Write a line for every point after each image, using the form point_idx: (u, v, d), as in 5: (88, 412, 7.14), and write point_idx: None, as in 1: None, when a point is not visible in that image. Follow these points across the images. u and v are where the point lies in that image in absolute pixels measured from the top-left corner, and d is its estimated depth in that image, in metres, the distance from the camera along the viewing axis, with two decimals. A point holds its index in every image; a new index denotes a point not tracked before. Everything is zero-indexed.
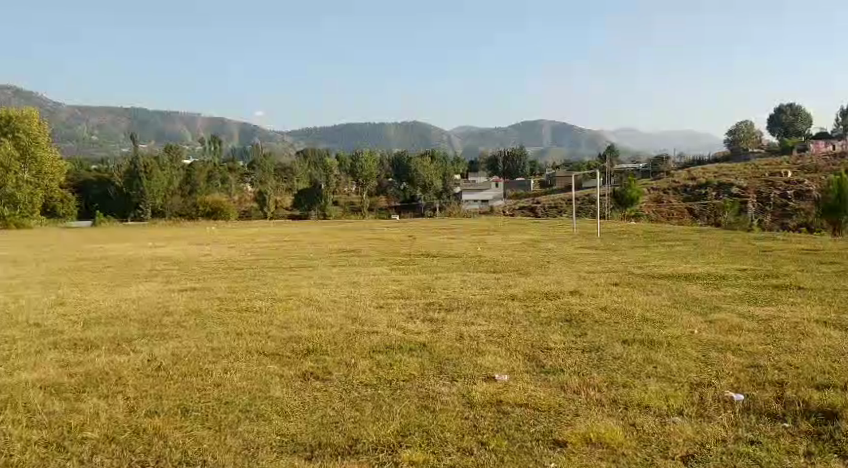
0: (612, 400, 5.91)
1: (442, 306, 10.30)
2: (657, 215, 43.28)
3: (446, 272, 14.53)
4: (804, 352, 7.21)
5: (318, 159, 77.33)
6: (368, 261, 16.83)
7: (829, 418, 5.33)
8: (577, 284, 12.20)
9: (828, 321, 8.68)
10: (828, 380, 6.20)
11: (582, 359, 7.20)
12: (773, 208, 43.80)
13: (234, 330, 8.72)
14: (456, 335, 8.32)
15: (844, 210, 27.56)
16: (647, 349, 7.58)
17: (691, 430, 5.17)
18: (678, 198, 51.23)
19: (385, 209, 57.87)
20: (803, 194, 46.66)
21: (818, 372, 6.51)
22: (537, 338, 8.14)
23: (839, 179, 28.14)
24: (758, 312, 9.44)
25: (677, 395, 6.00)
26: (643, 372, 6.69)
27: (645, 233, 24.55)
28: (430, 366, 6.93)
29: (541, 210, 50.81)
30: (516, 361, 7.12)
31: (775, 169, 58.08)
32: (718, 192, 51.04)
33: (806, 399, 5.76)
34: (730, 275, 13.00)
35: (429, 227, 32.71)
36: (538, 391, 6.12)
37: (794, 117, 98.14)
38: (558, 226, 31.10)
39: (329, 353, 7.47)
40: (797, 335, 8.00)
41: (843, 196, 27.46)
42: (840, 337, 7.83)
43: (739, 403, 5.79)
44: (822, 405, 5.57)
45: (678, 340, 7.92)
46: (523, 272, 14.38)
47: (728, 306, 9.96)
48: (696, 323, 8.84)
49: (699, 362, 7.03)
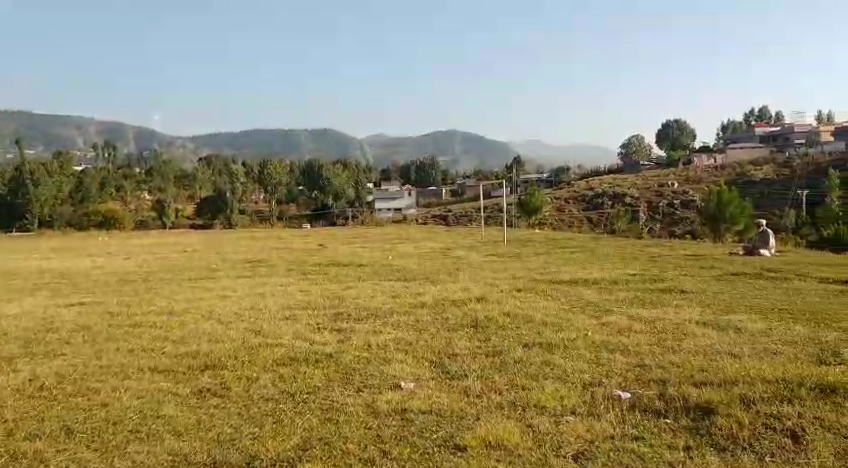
0: (511, 403, 6.10)
1: (349, 316, 10.24)
2: (559, 223, 45.05)
3: (355, 281, 14.51)
4: (686, 352, 7.72)
5: (223, 167, 74.89)
6: (275, 272, 16.53)
7: (706, 414, 5.74)
8: (483, 291, 12.50)
9: (709, 322, 9.34)
10: (706, 378, 6.69)
11: (485, 363, 7.40)
12: (663, 217, 46.70)
13: (125, 347, 8.29)
14: (363, 344, 8.32)
15: (722, 218, 29.85)
16: (545, 352, 7.87)
17: (582, 428, 5.43)
18: (579, 207, 53.52)
19: (295, 218, 56.83)
20: (688, 204, 50.09)
21: (698, 370, 7.00)
22: (443, 345, 8.29)
23: (720, 191, 30.50)
24: (646, 314, 10.04)
25: (571, 395, 6.28)
26: (541, 374, 6.97)
27: (548, 241, 25.57)
28: (335, 377, 6.90)
29: (451, 218, 51.63)
30: (422, 369, 7.21)
31: (664, 180, 61.95)
32: (613, 202, 53.78)
33: (688, 396, 6.17)
34: (621, 279, 13.76)
35: (338, 235, 32.47)
36: (442, 398, 6.22)
37: (678, 132, 105.61)
38: (467, 234, 31.77)
39: (228, 367, 7.27)
40: (679, 335, 8.58)
41: (723, 206, 29.78)
42: (718, 336, 8.45)
43: (626, 400, 6.14)
44: (701, 401, 5.99)
45: (575, 343, 8.28)
46: (431, 279, 14.60)
47: (619, 309, 10.53)
48: (590, 326, 9.29)
49: (592, 362, 7.39)
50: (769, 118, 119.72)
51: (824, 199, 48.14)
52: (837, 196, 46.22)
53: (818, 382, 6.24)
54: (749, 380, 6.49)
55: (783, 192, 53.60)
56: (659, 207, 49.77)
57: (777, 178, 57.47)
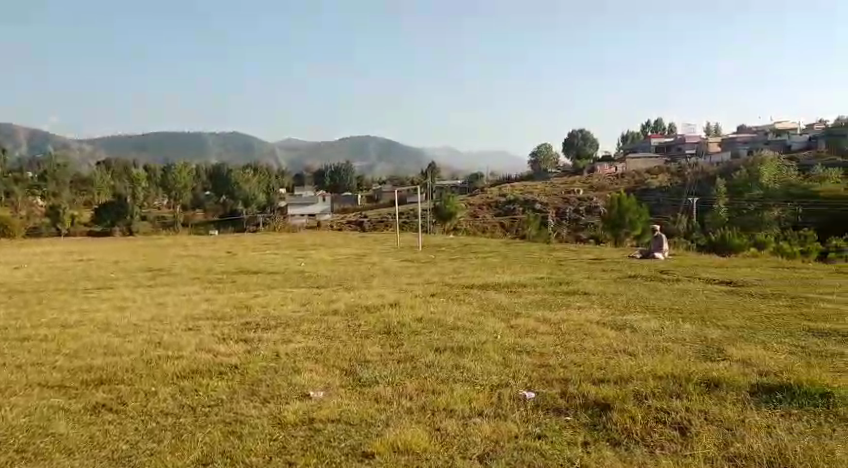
0: (422, 407, 6.16)
1: (257, 326, 10.00)
2: (473, 229, 45.87)
3: (266, 289, 14.18)
4: (588, 351, 8.07)
5: (124, 170, 71.44)
6: (181, 281, 15.88)
7: (604, 410, 6.03)
8: (396, 297, 12.54)
9: (610, 322, 9.79)
10: (605, 375, 7.02)
11: (395, 369, 7.43)
12: (570, 223, 48.56)
13: (10, 363, 7.71)
14: (271, 353, 8.17)
15: (623, 224, 31.40)
16: (456, 356, 8.00)
17: (489, 429, 5.57)
18: (491, 213, 54.71)
19: (202, 224, 54.92)
20: (593, 210, 52.37)
21: (597, 368, 7.33)
22: (354, 352, 8.26)
23: (620, 198, 32.06)
24: (552, 316, 10.40)
25: (479, 397, 6.42)
26: (451, 377, 7.09)
27: (461, 246, 26.04)
28: (241, 388, 6.75)
29: (367, 224, 51.45)
30: (332, 377, 7.17)
31: (570, 187, 64.47)
32: (523, 208, 55.39)
33: (587, 393, 6.44)
34: (529, 283, 14.19)
35: (250, 242, 31.67)
36: (351, 405, 6.21)
37: (583, 141, 110.11)
38: (381, 240, 31.77)
39: (127, 382, 6.95)
40: (581, 335, 8.96)
41: (623, 212, 31.31)
42: (617, 336, 8.88)
43: (530, 400, 6.35)
44: (599, 398, 6.27)
45: (485, 346, 8.45)
46: (344, 286, 14.49)
47: (526, 311, 10.84)
48: (500, 329, 9.52)
49: (500, 364, 7.58)
50: (664, 129, 127.22)
51: (713, 206, 51.59)
52: (725, 202, 49.66)
53: (704, 377, 6.68)
54: (643, 377, 6.86)
55: (678, 199, 57.03)
56: (567, 213, 51.66)
57: (672, 186, 61.09)
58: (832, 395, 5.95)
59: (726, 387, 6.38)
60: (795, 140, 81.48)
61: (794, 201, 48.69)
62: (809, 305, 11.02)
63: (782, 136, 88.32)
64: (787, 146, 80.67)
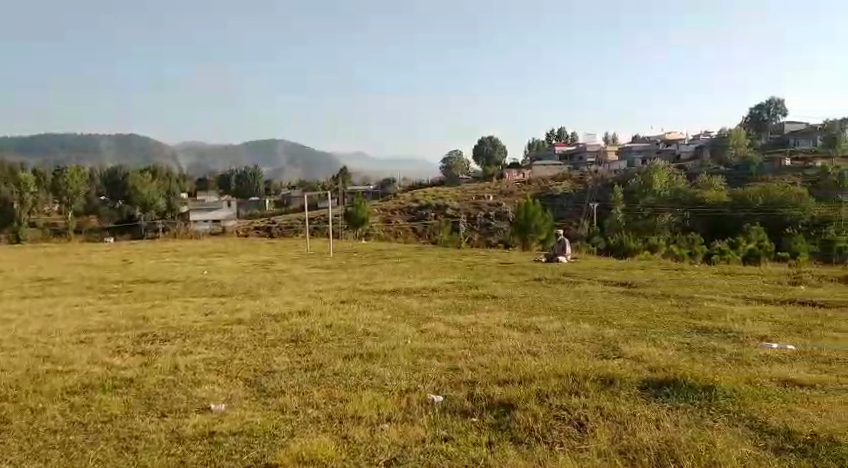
0: (329, 416, 6.10)
1: (156, 337, 9.58)
2: (385, 234, 45.96)
3: (166, 298, 13.60)
4: (494, 353, 8.28)
5: (9, 173, 66.57)
6: (72, 291, 14.97)
7: (509, 410, 6.18)
8: (305, 304, 12.37)
9: (516, 325, 10.09)
10: (510, 376, 7.21)
11: (302, 378, 7.32)
12: (480, 228, 49.63)
13: None
14: (171, 366, 7.85)
15: (530, 228, 32.42)
16: (364, 362, 7.99)
17: (396, 434, 5.60)
18: (404, 218, 55.01)
19: (97, 230, 52.01)
20: (502, 216, 53.79)
21: (503, 369, 7.53)
22: (259, 362, 8.07)
23: (527, 204, 33.08)
24: (461, 320, 10.59)
25: (387, 402, 6.44)
26: (358, 384, 7.07)
27: (373, 251, 26.04)
28: (138, 403, 6.44)
29: (276, 230, 50.50)
30: (236, 388, 6.98)
31: (481, 193, 65.88)
32: (435, 213, 56.08)
33: (492, 395, 6.58)
34: (440, 287, 14.37)
35: (150, 250, 30.30)
36: (255, 417, 6.05)
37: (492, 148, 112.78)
38: (292, 246, 31.23)
39: (9, 399, 6.48)
40: (489, 338, 9.17)
41: (530, 217, 32.33)
42: (522, 338, 9.16)
43: (437, 403, 6.42)
44: (504, 399, 6.42)
45: (393, 351, 8.49)
46: (250, 294, 14.15)
47: (436, 316, 10.98)
48: (410, 333, 9.59)
49: (407, 369, 7.64)
50: (567, 138, 132.43)
51: (612, 211, 54.24)
52: (623, 208, 52.33)
53: (600, 375, 7.00)
54: (545, 376, 7.10)
55: (581, 204, 59.51)
56: (478, 219, 52.74)
57: (575, 192, 63.75)
58: (713, 387, 6.39)
59: (619, 384, 6.72)
60: (683, 150, 87.07)
61: (684, 208, 52.01)
62: (695, 304, 11.81)
63: (672, 146, 94.12)
64: (677, 155, 86.04)
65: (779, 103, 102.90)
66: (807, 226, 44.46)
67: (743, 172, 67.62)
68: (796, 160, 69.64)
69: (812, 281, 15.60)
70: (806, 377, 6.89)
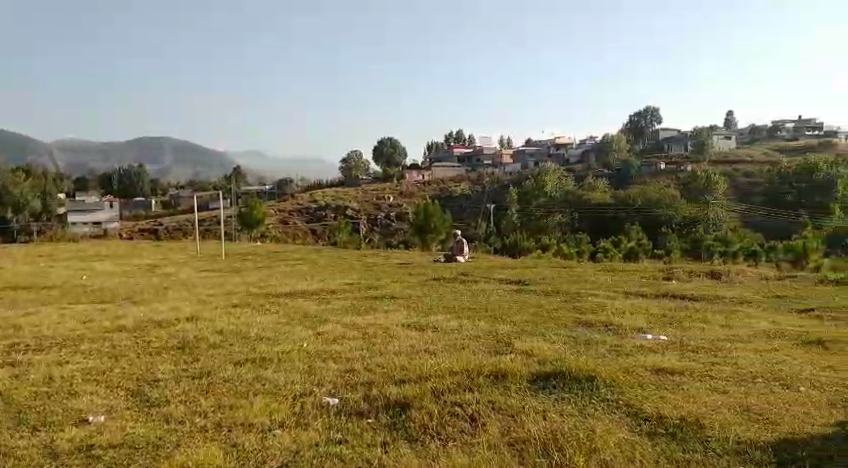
0: (217, 424, 5.92)
1: (28, 348, 8.90)
2: (282, 236, 45.06)
3: (39, 306, 12.64)
4: (390, 353, 8.32)
5: None
6: None
7: (403, 409, 6.23)
8: (194, 310, 11.89)
9: (413, 324, 10.18)
10: (405, 376, 7.26)
11: (189, 386, 7.05)
12: (380, 229, 49.71)
13: None
14: (45, 377, 7.34)
15: (429, 229, 32.84)
16: (256, 368, 7.80)
17: (288, 440, 5.51)
18: (302, 219, 54.14)
19: None
20: (402, 217, 54.17)
21: (398, 369, 7.58)
22: (143, 371, 7.70)
23: (425, 205, 33.49)
24: (359, 321, 10.56)
25: (280, 408, 6.32)
26: (250, 390, 6.91)
27: (268, 254, 25.45)
28: (5, 419, 5.97)
29: (163, 232, 48.20)
30: (117, 399, 6.62)
31: (380, 194, 66.00)
32: (334, 214, 55.61)
33: (387, 394, 6.61)
34: (337, 289, 14.25)
35: (21, 254, 28.02)
36: (136, 428, 5.78)
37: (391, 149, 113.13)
38: (182, 249, 29.93)
39: None
40: (386, 338, 9.21)
41: (428, 218, 32.74)
42: (418, 337, 9.25)
43: (332, 406, 6.37)
44: (399, 398, 6.46)
45: (288, 355, 8.35)
46: (135, 300, 13.42)
47: (333, 318, 10.90)
48: (306, 337, 9.46)
49: (301, 373, 7.54)
50: (464, 140, 135.31)
51: (507, 212, 55.97)
52: (518, 210, 54.11)
53: (492, 370, 7.21)
54: (439, 374, 7.22)
55: (478, 206, 60.97)
56: (377, 220, 52.84)
57: (471, 194, 65.22)
58: (596, 379, 6.75)
59: (510, 378, 6.96)
60: (571, 154, 91.26)
61: (572, 208, 54.54)
62: (581, 300, 12.45)
63: (561, 150, 98.38)
64: (566, 159, 90.03)
65: (654, 111, 110.03)
66: (680, 225, 47.90)
67: (625, 176, 71.81)
68: (671, 164, 74.78)
69: (683, 276, 16.88)
70: (676, 365, 7.44)
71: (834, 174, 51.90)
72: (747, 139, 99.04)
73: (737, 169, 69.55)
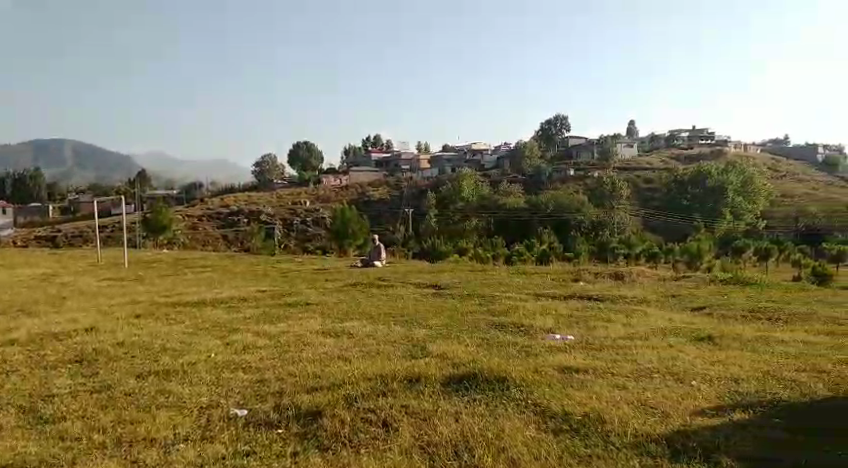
0: (119, 440, 5.66)
1: None
2: (193, 242, 43.56)
3: None
4: (303, 361, 8.21)
5: None
6: None
7: (315, 417, 6.15)
8: (94, 321, 11.28)
9: (327, 331, 10.08)
10: (317, 383, 7.17)
11: (88, 401, 6.69)
12: (296, 234, 49.04)
13: None
14: None
15: (346, 234, 32.62)
16: (160, 380, 7.50)
17: (194, 453, 5.35)
18: (214, 225, 52.56)
19: None
20: (319, 222, 53.63)
21: (311, 377, 7.48)
22: (35, 386, 7.25)
23: (343, 209, 33.26)
24: (271, 329, 10.36)
25: (185, 421, 6.12)
26: (153, 404, 6.64)
27: (177, 261, 24.56)
28: None
29: (62, 239, 45.48)
30: (7, 417, 6.20)
31: (296, 198, 65.01)
32: (248, 219, 54.32)
33: (299, 402, 6.51)
34: (250, 297, 13.92)
35: None
36: (27, 447, 5.43)
37: (308, 153, 111.78)
38: (82, 256, 28.38)
39: None
40: (299, 346, 9.09)
41: (346, 223, 32.54)
42: (333, 344, 9.19)
43: (241, 417, 6.22)
44: (311, 406, 6.36)
45: (195, 366, 8.08)
46: (28, 312, 12.59)
47: (245, 327, 10.63)
48: (214, 346, 9.19)
49: (209, 385, 7.32)
50: (381, 145, 135.46)
51: (424, 218, 56.48)
52: (436, 215, 54.80)
53: (406, 374, 7.25)
54: (352, 380, 7.18)
55: (396, 210, 61.25)
56: (293, 225, 52.05)
57: (388, 198, 65.39)
58: (506, 379, 6.92)
59: (424, 382, 7.03)
60: (487, 160, 93.38)
61: (488, 214, 55.80)
62: (495, 302, 12.74)
63: (476, 156, 100.39)
64: (481, 165, 91.90)
65: (563, 119, 114.29)
66: (589, 228, 49.98)
67: (537, 181, 74.12)
68: (580, 171, 77.87)
69: (590, 277, 17.61)
70: (581, 363, 7.74)
71: (725, 180, 55.78)
72: (648, 147, 104.57)
73: (639, 175, 73.38)
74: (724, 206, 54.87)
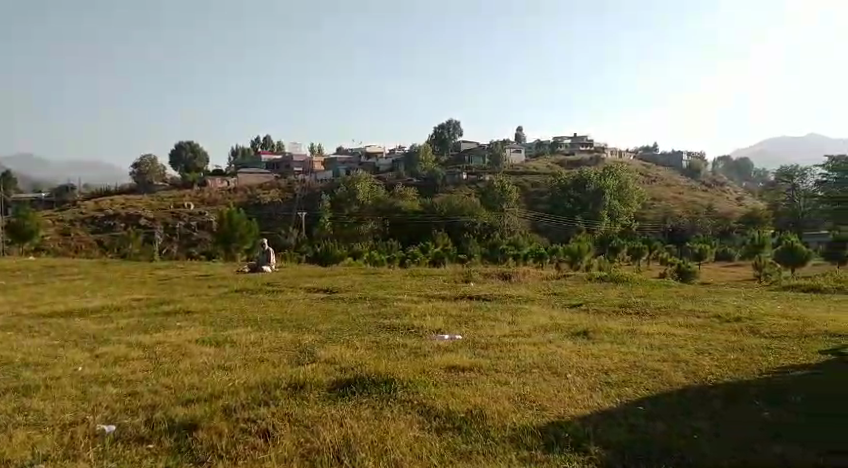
0: None
1: None
2: (64, 248, 40.67)
3: None
4: (181, 372, 7.86)
5: None
6: None
7: (192, 429, 5.90)
8: None
9: (209, 340, 9.70)
10: (195, 395, 6.87)
11: None
12: (179, 239, 46.99)
13: None
14: None
15: (233, 237, 31.59)
16: (18, 398, 6.93)
17: None
18: (87, 230, 49.30)
19: None
20: (204, 225, 51.66)
21: (187, 388, 7.18)
22: None
23: (230, 212, 32.23)
24: (147, 340, 9.83)
25: (46, 440, 5.68)
26: (9, 423, 6.12)
27: (44, 268, 22.78)
28: None
29: None
30: None
31: (179, 201, 62.28)
32: (126, 223, 51.39)
33: (176, 414, 6.22)
34: (126, 306, 13.15)
35: None
36: None
37: (192, 154, 107.36)
38: None
39: None
40: (178, 356, 8.71)
41: (233, 226, 31.50)
42: (215, 353, 8.89)
43: (109, 434, 5.87)
44: (186, 419, 6.09)
45: (59, 381, 7.53)
46: None
47: (119, 338, 10.03)
48: (83, 359, 8.62)
49: (74, 400, 6.84)
50: (271, 146, 132.60)
51: (317, 221, 55.70)
52: (328, 218, 54.45)
53: (290, 381, 7.12)
54: (233, 390, 6.94)
55: (286, 214, 60.21)
56: (176, 229, 49.84)
57: (280, 202, 63.95)
58: (392, 381, 6.96)
59: (308, 388, 6.94)
60: (381, 163, 93.84)
61: (382, 216, 56.11)
62: (384, 305, 12.80)
63: (370, 159, 100.65)
64: (376, 168, 92.01)
65: (456, 124, 117.05)
66: (481, 230, 51.26)
67: (431, 185, 75.19)
68: (471, 174, 79.82)
69: (479, 278, 18.10)
70: (465, 362, 7.92)
71: (603, 185, 59.31)
72: (534, 152, 108.89)
73: (527, 180, 76.29)
74: (602, 208, 58.41)
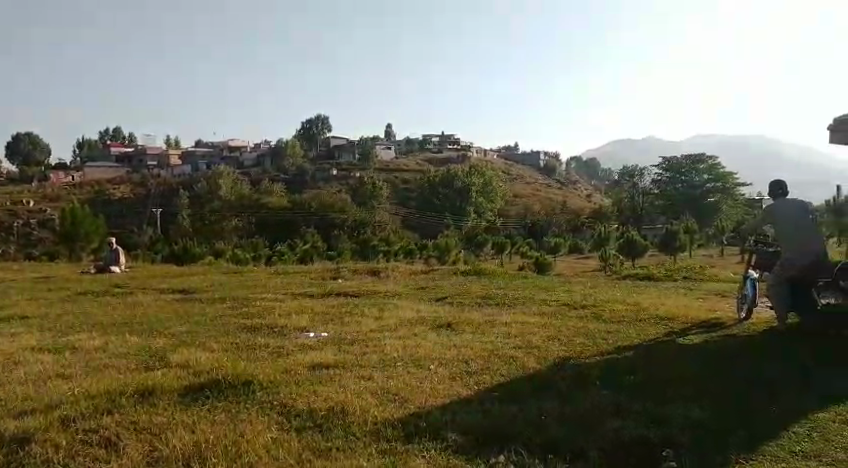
0: None
1: None
2: None
3: None
4: (14, 382, 7.18)
5: None
6: None
7: (24, 444, 5.39)
8: None
9: (49, 347, 8.92)
10: (30, 406, 6.29)
11: None
12: (17, 238, 42.89)
13: None
14: None
15: (78, 235, 29.34)
16: None
17: None
18: None
19: None
20: (46, 223, 47.54)
21: (21, 400, 6.56)
22: None
23: (73, 209, 29.92)
24: None
25: None
26: None
27: None
28: None
29: None
30: None
31: (16, 197, 56.82)
32: None
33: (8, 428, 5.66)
34: None
35: None
36: None
37: (30, 145, 98.14)
38: None
39: None
40: (11, 365, 7.93)
41: (78, 225, 29.31)
42: (54, 360, 8.20)
43: None
44: (18, 432, 5.55)
45: None
46: None
47: None
48: None
49: None
50: (124, 139, 124.32)
51: (176, 219, 52.91)
52: (186, 214, 52.19)
53: (140, 387, 6.72)
54: (72, 399, 6.43)
55: (141, 210, 56.86)
56: (13, 227, 45.49)
57: (134, 199, 60.03)
58: (251, 383, 6.78)
59: (160, 394, 6.58)
60: (245, 157, 90.98)
61: (246, 212, 54.55)
62: (247, 304, 12.41)
63: (234, 153, 97.26)
64: (240, 163, 88.98)
65: (324, 120, 116.09)
66: (351, 228, 51.13)
67: (299, 182, 73.89)
68: (341, 171, 79.36)
69: (347, 275, 18.06)
70: (328, 359, 7.88)
71: (469, 182, 61.51)
72: (404, 150, 110.29)
73: (396, 176, 77.21)
74: (468, 205, 60.61)
